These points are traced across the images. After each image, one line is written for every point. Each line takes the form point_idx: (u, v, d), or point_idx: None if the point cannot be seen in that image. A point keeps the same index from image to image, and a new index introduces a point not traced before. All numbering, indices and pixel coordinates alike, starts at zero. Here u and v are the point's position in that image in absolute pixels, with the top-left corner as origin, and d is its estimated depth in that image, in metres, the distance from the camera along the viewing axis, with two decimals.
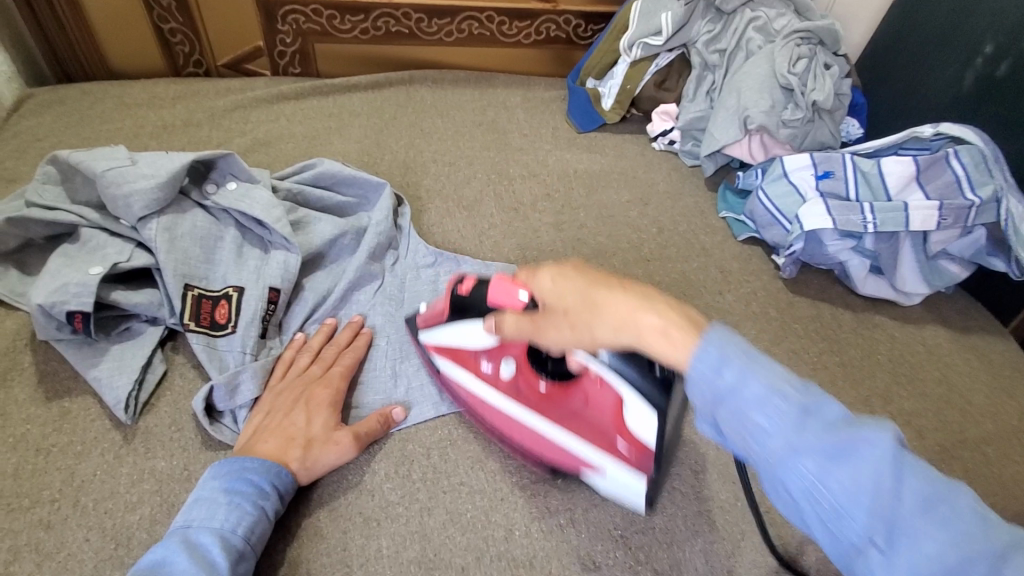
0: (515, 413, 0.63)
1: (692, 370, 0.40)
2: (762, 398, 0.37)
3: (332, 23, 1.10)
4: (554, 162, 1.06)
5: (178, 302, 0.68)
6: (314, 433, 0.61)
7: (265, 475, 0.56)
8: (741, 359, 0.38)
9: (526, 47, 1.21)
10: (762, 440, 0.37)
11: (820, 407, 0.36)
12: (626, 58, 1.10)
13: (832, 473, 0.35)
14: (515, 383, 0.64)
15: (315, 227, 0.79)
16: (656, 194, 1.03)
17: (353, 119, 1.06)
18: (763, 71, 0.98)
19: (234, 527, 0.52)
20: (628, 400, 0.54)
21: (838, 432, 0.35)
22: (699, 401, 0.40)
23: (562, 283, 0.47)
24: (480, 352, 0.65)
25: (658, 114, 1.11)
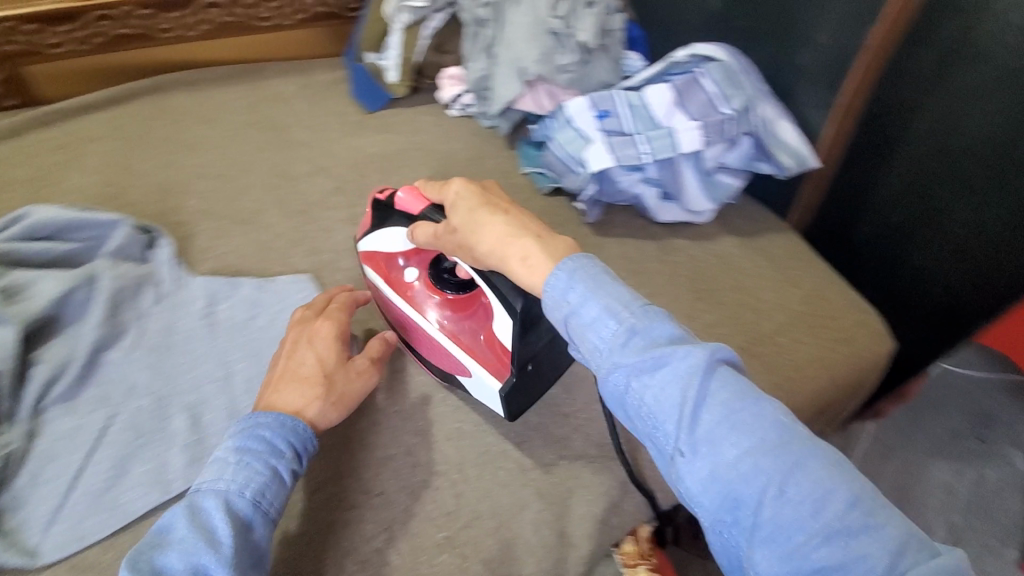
0: (412, 317, 0.68)
1: (547, 290, 0.52)
2: (599, 318, 0.49)
3: (37, 40, 0.92)
4: (343, 151, 0.98)
5: None
6: (327, 369, 0.59)
7: (279, 431, 0.53)
8: (586, 284, 0.50)
9: (290, 29, 1.09)
10: (598, 357, 0.49)
11: (648, 328, 0.48)
12: (397, 27, 1.02)
13: (649, 382, 0.46)
14: (416, 289, 0.69)
15: (36, 289, 0.66)
16: (456, 163, 0.99)
17: (91, 146, 0.90)
18: (530, 19, 0.95)
19: (241, 489, 0.49)
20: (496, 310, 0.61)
21: (655, 349, 0.46)
22: (555, 322, 0.52)
23: (465, 202, 0.59)
24: (397, 255, 0.70)
25: (446, 79, 1.06)
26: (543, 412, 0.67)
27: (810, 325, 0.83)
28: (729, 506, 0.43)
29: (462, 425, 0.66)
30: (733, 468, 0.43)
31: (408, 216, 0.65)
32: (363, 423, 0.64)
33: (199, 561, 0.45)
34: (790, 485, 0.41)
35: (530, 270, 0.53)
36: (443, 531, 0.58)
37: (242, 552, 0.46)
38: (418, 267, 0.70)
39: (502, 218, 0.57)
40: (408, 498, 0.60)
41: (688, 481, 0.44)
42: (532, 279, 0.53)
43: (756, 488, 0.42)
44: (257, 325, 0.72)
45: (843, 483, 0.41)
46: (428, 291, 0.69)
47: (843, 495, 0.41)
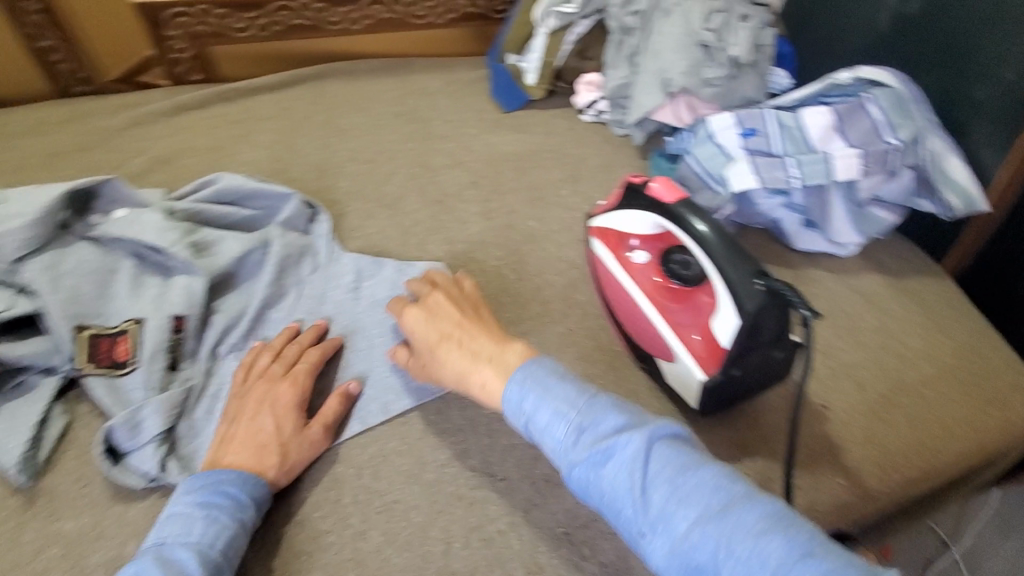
0: (635, 296, 0.72)
1: (504, 399, 0.54)
2: (555, 418, 0.51)
3: (224, 23, 1.01)
4: (480, 147, 1.02)
5: (72, 346, 0.64)
6: (286, 433, 0.61)
7: (240, 486, 0.56)
8: (536, 391, 0.52)
9: (441, 27, 1.15)
10: (561, 452, 0.50)
11: (595, 421, 0.49)
12: (543, 30, 1.05)
13: (603, 472, 0.47)
14: (642, 269, 0.73)
15: (219, 248, 0.74)
16: (587, 169, 1.01)
17: (262, 124, 1.00)
18: (679, 30, 0.94)
19: (211, 541, 0.52)
20: (721, 307, 0.62)
21: (602, 442, 0.48)
22: (516, 425, 0.54)
23: (427, 324, 0.64)
24: (631, 235, 0.75)
25: (583, 84, 1.07)
26: None
27: (961, 379, 0.76)
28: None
29: None
30: (684, 540, 0.43)
31: (657, 204, 0.69)
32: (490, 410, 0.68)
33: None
34: (735, 543, 0.41)
35: (488, 395, 0.56)
36: (563, 527, 0.60)
37: None
38: (649, 250, 0.75)
39: (455, 351, 0.60)
40: (530, 490, 0.62)
41: (655, 561, 0.44)
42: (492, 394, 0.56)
43: (709, 553, 0.42)
44: None
45: (791, 533, 0.41)
46: (654, 273, 0.72)
47: (792, 547, 0.40)
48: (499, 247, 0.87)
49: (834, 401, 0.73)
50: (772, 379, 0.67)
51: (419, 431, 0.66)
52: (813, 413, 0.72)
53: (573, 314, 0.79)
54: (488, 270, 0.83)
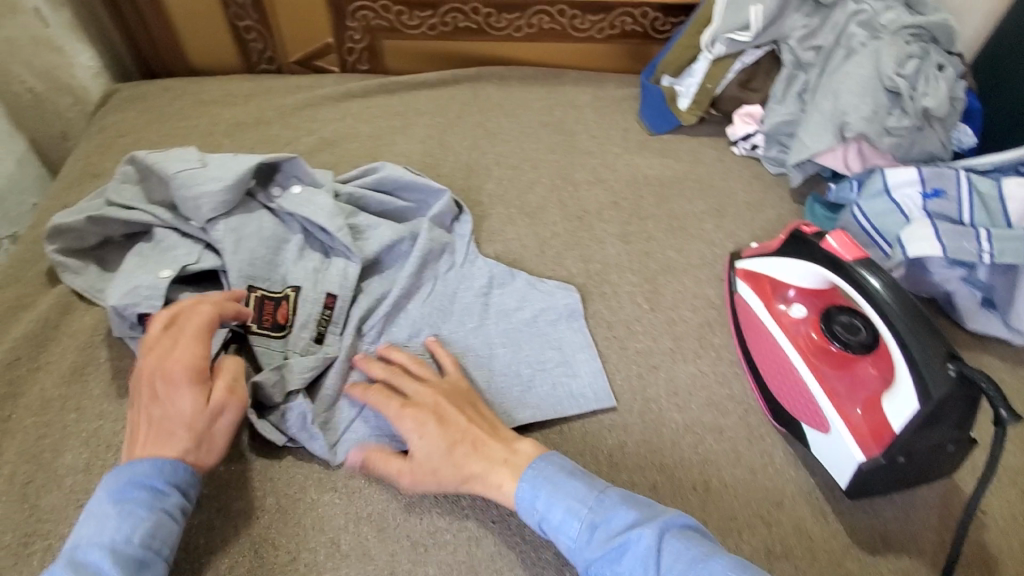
0: (787, 353, 0.69)
1: (518, 502, 0.55)
2: (567, 520, 0.53)
3: (400, 20, 1.07)
4: (623, 167, 1.00)
5: (243, 304, 0.68)
6: (193, 415, 0.55)
7: (156, 477, 0.52)
8: (549, 491, 0.54)
9: (599, 42, 1.14)
10: (574, 549, 0.53)
11: (608, 518, 0.52)
12: (707, 56, 1.00)
13: (619, 571, 0.50)
14: (798, 325, 0.70)
15: (371, 233, 0.77)
16: (734, 204, 0.96)
17: (417, 118, 1.04)
18: (866, 72, 0.88)
19: (128, 535, 0.49)
20: (900, 386, 0.58)
21: (614, 539, 0.51)
22: (530, 524, 0.56)
23: (433, 437, 0.58)
24: (789, 286, 0.72)
25: (741, 115, 1.02)
26: (803, 502, 0.64)
27: None
28: None
29: (709, 480, 0.65)
30: None
31: (830, 259, 0.65)
32: (611, 442, 0.67)
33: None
34: None
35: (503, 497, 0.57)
36: None
37: None
38: (807, 306, 0.71)
39: (471, 453, 0.58)
40: None
41: None
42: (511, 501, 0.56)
43: None
44: (523, 317, 0.77)
45: None
46: (812, 331, 0.70)
47: None
48: (634, 271, 0.85)
49: (999, 510, 0.65)
50: (934, 470, 0.62)
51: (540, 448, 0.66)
52: (976, 518, 0.64)
53: (707, 355, 0.75)
54: (621, 293, 0.81)
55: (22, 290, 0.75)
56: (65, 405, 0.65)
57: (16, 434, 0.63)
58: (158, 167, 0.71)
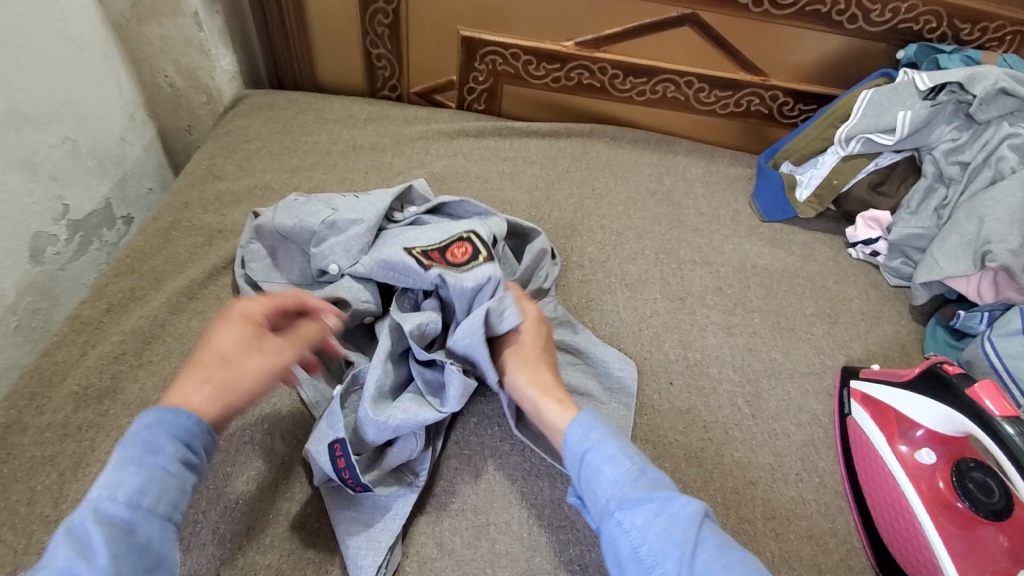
0: (909, 498, 0.64)
1: (566, 435, 0.57)
2: (612, 458, 0.53)
3: (526, 68, 1.07)
4: (731, 252, 0.96)
5: (412, 259, 0.67)
6: (231, 349, 0.54)
7: (158, 428, 0.48)
8: (603, 429, 0.56)
9: (720, 117, 1.12)
10: (609, 488, 0.52)
11: (652, 472, 0.53)
12: (839, 152, 0.95)
13: (653, 519, 0.49)
14: (923, 471, 0.66)
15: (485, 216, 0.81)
16: (847, 312, 0.90)
17: (526, 166, 1.03)
18: (1018, 201, 0.81)
19: (113, 496, 0.44)
20: None
21: (660, 490, 0.51)
22: (570, 454, 0.56)
23: (535, 344, 0.66)
24: (919, 426, 0.67)
25: (866, 219, 0.96)
26: None
27: None
28: None
29: None
30: None
31: (978, 411, 0.59)
32: None
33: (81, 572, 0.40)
34: None
35: (560, 413, 0.60)
36: None
37: (122, 558, 0.42)
38: (936, 453, 0.66)
39: (550, 374, 0.64)
40: None
41: None
42: (559, 416, 0.60)
43: None
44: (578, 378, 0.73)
45: None
46: (939, 482, 0.65)
47: None
48: (735, 369, 0.80)
49: None
50: None
51: None
52: None
53: (810, 481, 0.70)
54: (719, 391, 0.77)
55: (135, 283, 0.77)
56: None
57: (110, 432, 0.64)
58: (289, 226, 0.73)
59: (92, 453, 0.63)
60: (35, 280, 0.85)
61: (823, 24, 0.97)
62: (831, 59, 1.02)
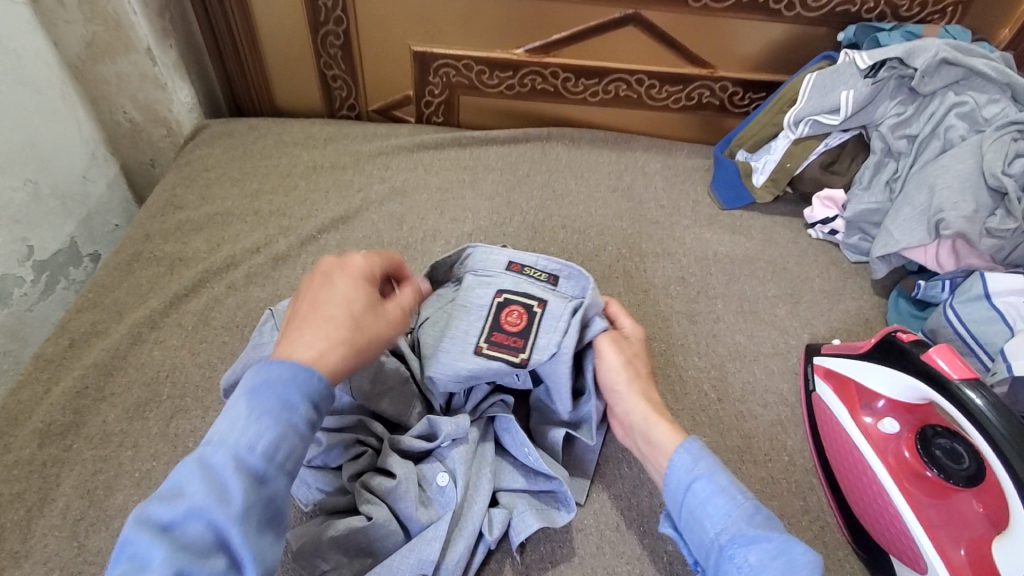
0: (876, 472, 0.63)
1: (672, 461, 0.54)
2: (722, 491, 0.51)
3: (480, 78, 1.09)
4: (692, 241, 0.97)
5: (491, 364, 0.60)
6: (356, 309, 0.50)
7: (292, 383, 0.45)
8: (712, 461, 0.53)
9: (674, 112, 1.13)
10: (721, 524, 0.50)
11: (764, 509, 0.51)
12: (789, 135, 0.97)
13: (767, 564, 0.47)
14: (889, 441, 0.64)
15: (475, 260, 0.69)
16: (810, 292, 0.91)
17: (486, 173, 1.04)
18: (968, 168, 0.82)
19: (251, 446, 0.42)
20: (1017, 535, 0.51)
21: (777, 531, 0.49)
22: (675, 485, 0.54)
23: (636, 366, 0.64)
24: (879, 395, 0.66)
25: (821, 199, 0.98)
26: None
27: None
28: None
29: None
30: None
31: (933, 375, 0.59)
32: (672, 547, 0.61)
33: (216, 516, 0.39)
34: None
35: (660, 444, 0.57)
36: None
37: (253, 512, 0.41)
38: (900, 421, 0.65)
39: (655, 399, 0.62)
40: None
41: None
42: (666, 438, 0.57)
43: None
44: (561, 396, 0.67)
45: None
46: (905, 449, 0.63)
47: None
48: (700, 356, 0.80)
49: None
50: None
51: (593, 546, 0.60)
52: None
53: (779, 460, 0.70)
54: (685, 377, 0.77)
55: (97, 317, 0.77)
56: (122, 441, 0.66)
57: (73, 466, 0.64)
58: None
59: (56, 488, 0.62)
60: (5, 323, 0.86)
61: (762, 13, 0.99)
62: (775, 46, 1.04)
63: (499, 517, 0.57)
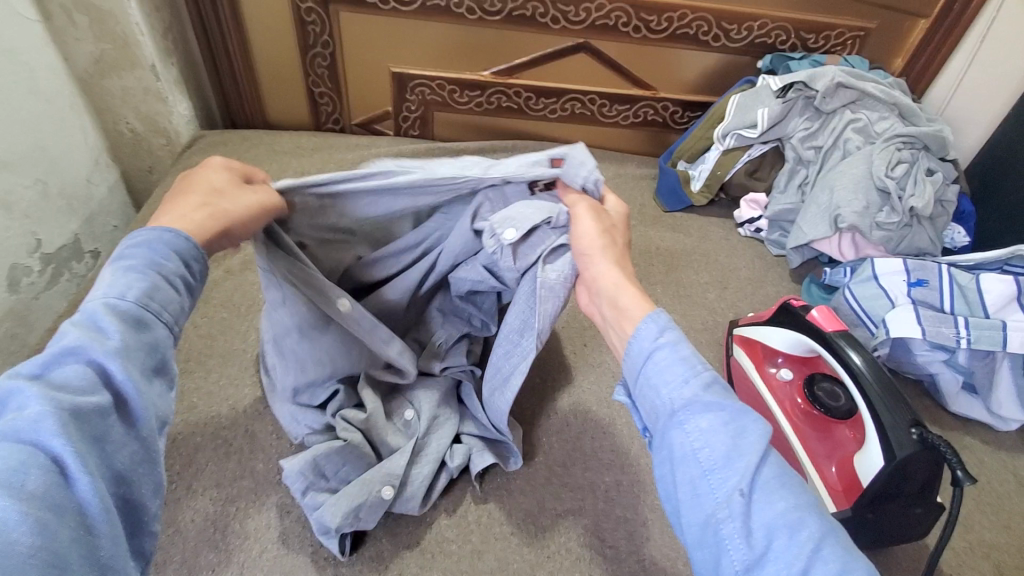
0: (774, 413, 0.77)
1: (638, 330, 0.50)
2: (685, 359, 0.47)
3: (452, 96, 1.23)
4: (637, 237, 1.11)
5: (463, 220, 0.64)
6: (207, 188, 0.49)
7: (158, 242, 0.42)
8: (678, 332, 0.49)
9: (623, 128, 1.29)
10: (677, 391, 0.46)
11: (722, 382, 0.47)
12: (719, 146, 1.12)
13: (715, 425, 0.44)
14: (786, 387, 0.78)
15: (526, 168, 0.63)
16: (737, 279, 1.05)
17: None
18: (860, 172, 0.98)
19: (122, 293, 0.39)
20: (868, 447, 0.65)
21: (734, 401, 0.45)
22: (635, 353, 0.49)
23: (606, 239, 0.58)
24: (779, 352, 0.81)
25: (747, 202, 1.14)
26: None
27: None
28: (771, 557, 0.40)
29: None
30: (780, 517, 0.40)
31: (814, 329, 0.73)
32: (608, 479, 0.73)
33: (90, 357, 0.36)
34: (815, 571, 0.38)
35: (621, 313, 0.53)
36: None
37: (139, 350, 0.38)
38: (795, 371, 0.79)
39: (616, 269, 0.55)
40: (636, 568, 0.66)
41: (733, 534, 0.41)
42: (634, 309, 0.52)
43: (796, 538, 0.40)
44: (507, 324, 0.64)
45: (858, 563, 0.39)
46: (798, 394, 0.77)
47: (802, 544, 0.39)
48: None
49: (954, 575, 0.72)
50: (909, 530, 0.66)
51: (543, 478, 0.72)
52: None
53: None
54: None
55: None
56: None
57: None
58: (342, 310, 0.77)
59: None
60: (14, 307, 0.94)
61: (694, 44, 1.16)
62: (706, 73, 1.21)
63: (460, 450, 0.69)
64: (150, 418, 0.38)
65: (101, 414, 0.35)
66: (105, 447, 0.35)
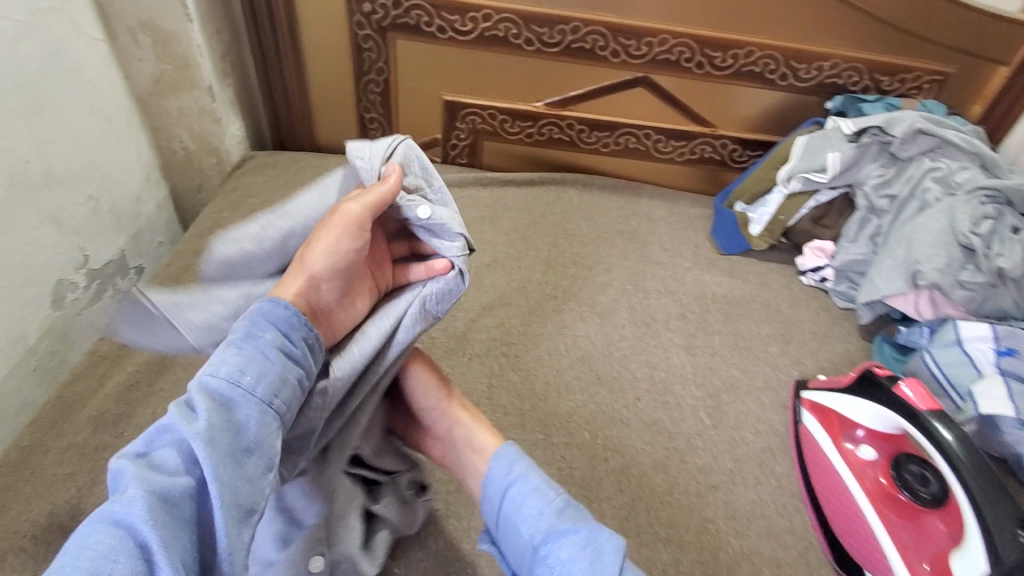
0: (854, 494, 0.71)
1: (492, 469, 0.60)
2: (534, 490, 0.57)
3: (502, 126, 1.20)
4: (692, 281, 1.05)
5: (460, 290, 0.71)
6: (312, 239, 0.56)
7: (259, 320, 0.51)
8: (526, 463, 0.60)
9: (678, 164, 1.24)
10: (533, 525, 0.55)
11: (577, 504, 0.57)
12: (783, 189, 1.05)
13: (573, 552, 0.53)
14: (866, 467, 0.73)
15: None
16: (801, 332, 0.99)
17: (505, 212, 1.12)
18: (941, 225, 0.91)
19: (222, 373, 0.48)
20: (971, 547, 0.58)
21: (582, 522, 0.55)
22: (493, 493, 0.59)
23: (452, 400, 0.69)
24: (860, 426, 0.75)
25: (811, 249, 1.08)
26: None
27: None
28: None
29: None
30: None
31: (904, 406, 0.66)
32: None
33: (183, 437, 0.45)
34: None
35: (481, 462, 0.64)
36: None
37: (220, 430, 0.46)
38: (876, 450, 0.74)
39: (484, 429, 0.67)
40: None
41: None
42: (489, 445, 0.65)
43: None
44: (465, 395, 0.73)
45: None
46: (880, 476, 0.72)
47: None
48: (699, 385, 0.87)
49: None
50: None
51: None
52: None
53: (768, 483, 0.76)
54: (683, 405, 0.84)
55: None
56: None
57: None
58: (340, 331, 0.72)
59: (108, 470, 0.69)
60: (56, 325, 0.92)
61: (759, 83, 1.11)
62: (770, 111, 1.15)
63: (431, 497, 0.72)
64: (223, 497, 0.44)
65: (183, 493, 0.44)
66: (179, 527, 0.43)
